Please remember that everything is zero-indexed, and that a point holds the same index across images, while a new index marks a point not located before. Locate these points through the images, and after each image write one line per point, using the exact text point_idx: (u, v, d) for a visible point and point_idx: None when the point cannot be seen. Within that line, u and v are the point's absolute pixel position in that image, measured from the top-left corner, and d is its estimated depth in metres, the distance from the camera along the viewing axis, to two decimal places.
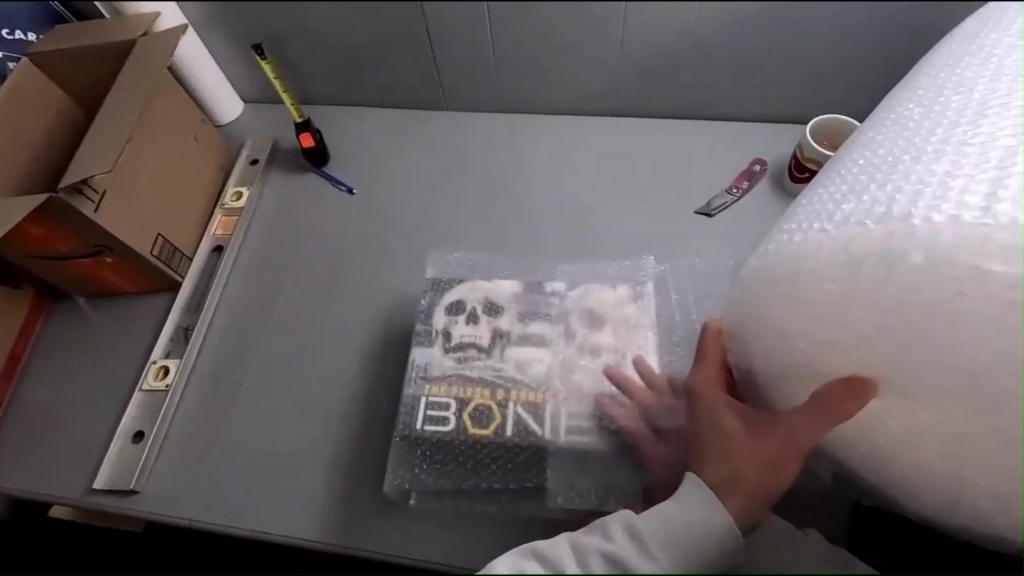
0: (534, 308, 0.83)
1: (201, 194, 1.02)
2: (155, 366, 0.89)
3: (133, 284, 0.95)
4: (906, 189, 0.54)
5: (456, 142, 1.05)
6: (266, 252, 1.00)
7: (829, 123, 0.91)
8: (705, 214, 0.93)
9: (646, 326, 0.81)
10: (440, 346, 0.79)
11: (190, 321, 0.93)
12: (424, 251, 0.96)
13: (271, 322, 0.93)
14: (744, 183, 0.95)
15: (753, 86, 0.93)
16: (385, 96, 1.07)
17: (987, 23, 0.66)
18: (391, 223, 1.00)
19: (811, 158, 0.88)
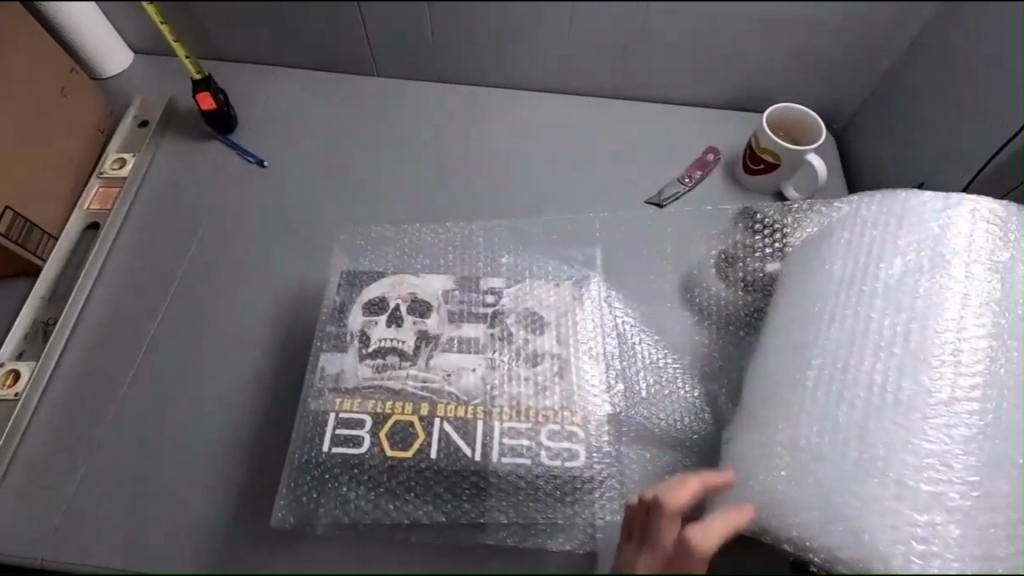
0: (467, 307, 0.64)
1: (70, 159, 0.85)
2: (1, 370, 0.72)
3: None
4: (894, 437, 0.45)
5: (399, 108, 0.96)
6: (153, 230, 0.85)
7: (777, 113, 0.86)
8: (657, 204, 0.89)
9: (594, 321, 0.63)
10: (355, 349, 0.60)
11: (52, 314, 0.76)
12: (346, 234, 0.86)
13: (157, 316, 0.78)
14: (698, 173, 0.92)
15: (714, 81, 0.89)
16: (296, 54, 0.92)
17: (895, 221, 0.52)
18: (312, 199, 0.89)
19: (767, 148, 0.83)
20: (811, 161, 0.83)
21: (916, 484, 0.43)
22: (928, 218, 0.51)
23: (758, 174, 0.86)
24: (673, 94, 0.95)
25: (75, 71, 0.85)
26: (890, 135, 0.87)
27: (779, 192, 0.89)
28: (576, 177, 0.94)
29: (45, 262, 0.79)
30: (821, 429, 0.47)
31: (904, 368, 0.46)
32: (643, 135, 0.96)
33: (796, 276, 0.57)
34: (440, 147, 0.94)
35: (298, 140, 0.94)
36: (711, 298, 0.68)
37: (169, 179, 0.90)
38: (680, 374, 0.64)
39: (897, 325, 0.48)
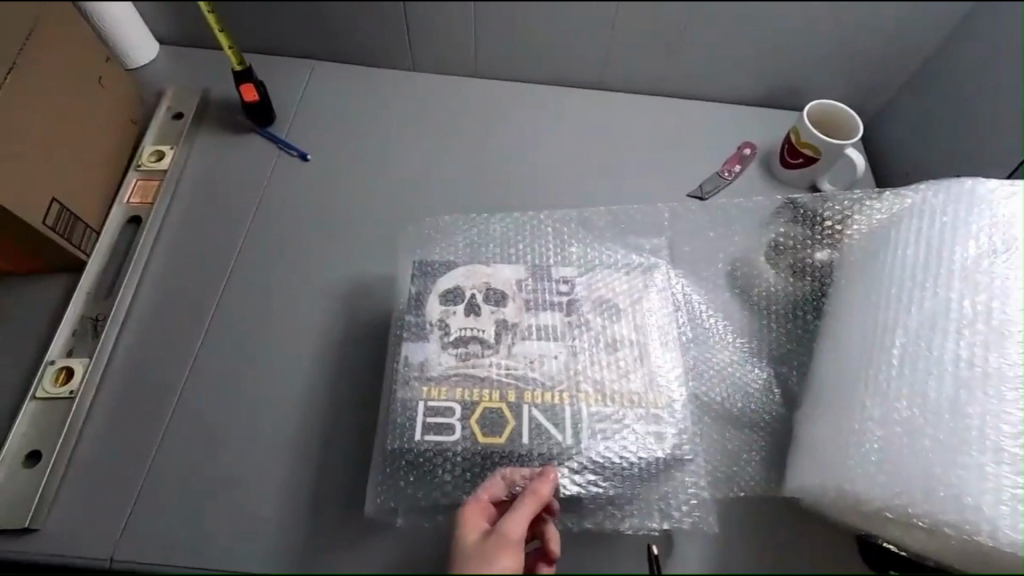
0: (542, 296, 0.64)
1: (109, 152, 0.83)
2: (53, 367, 0.70)
3: (19, 264, 0.74)
4: (979, 410, 0.47)
5: (440, 105, 0.97)
6: (196, 224, 0.83)
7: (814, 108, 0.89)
8: (698, 196, 0.91)
9: (665, 308, 0.65)
10: (437, 338, 0.60)
11: (100, 309, 0.74)
12: (395, 227, 0.86)
13: (209, 311, 0.76)
14: (736, 167, 0.94)
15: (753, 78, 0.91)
16: (335, 48, 0.91)
17: (963, 204, 0.54)
18: (357, 193, 0.88)
19: (806, 143, 0.87)
20: (849, 155, 0.87)
21: (1008, 449, 0.46)
22: (993, 202, 0.54)
23: (796, 168, 0.89)
24: (709, 90, 0.98)
25: (111, 61, 0.83)
26: (916, 131, 0.92)
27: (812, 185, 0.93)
28: (617, 171, 0.95)
29: (89, 258, 0.77)
30: (910, 404, 0.49)
31: (989, 345, 0.49)
32: (679, 131, 0.98)
33: (862, 260, 0.59)
34: (481, 143, 0.96)
35: (339, 134, 0.94)
36: (767, 283, 0.69)
37: (208, 172, 0.88)
38: (748, 356, 0.66)
39: (978, 304, 0.50)
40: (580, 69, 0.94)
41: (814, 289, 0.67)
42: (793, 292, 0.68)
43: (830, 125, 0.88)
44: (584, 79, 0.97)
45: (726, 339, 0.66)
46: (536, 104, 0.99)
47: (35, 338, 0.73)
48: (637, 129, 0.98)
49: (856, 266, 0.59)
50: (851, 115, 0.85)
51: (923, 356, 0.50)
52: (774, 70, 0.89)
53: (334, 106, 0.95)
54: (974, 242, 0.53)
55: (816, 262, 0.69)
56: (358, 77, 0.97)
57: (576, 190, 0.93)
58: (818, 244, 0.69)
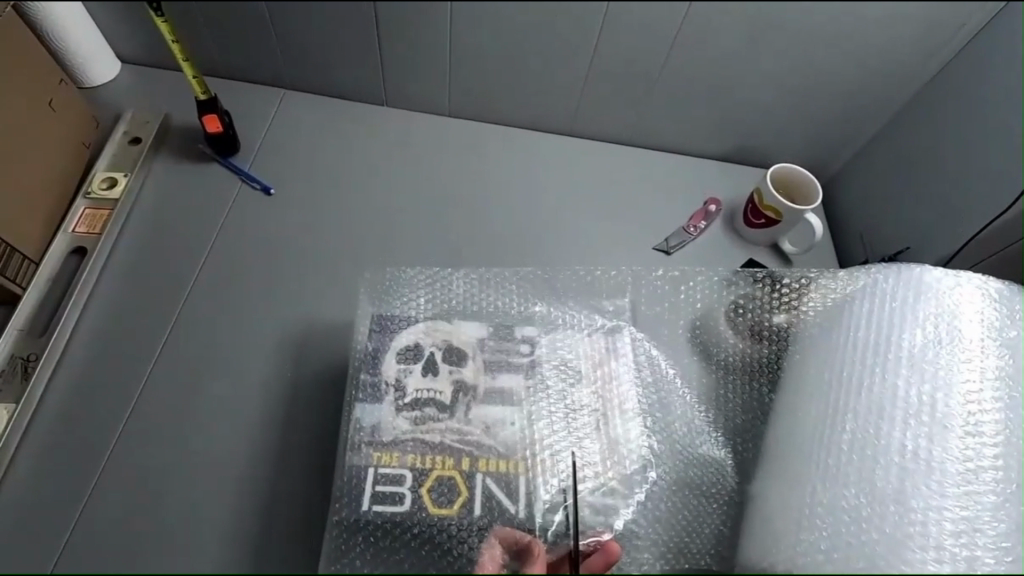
0: (503, 357, 0.63)
1: (57, 178, 0.79)
2: None
3: None
4: (923, 501, 0.50)
5: (411, 143, 0.96)
6: (147, 257, 0.79)
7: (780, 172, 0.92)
8: (664, 250, 0.92)
9: (627, 375, 0.65)
10: (391, 400, 0.59)
11: (33, 349, 0.70)
12: (357, 268, 0.84)
13: (152, 351, 0.73)
14: (701, 223, 0.95)
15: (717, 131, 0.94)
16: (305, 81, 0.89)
17: (912, 291, 0.57)
18: (319, 231, 0.86)
19: (768, 204, 0.89)
20: (809, 220, 0.89)
21: (955, 543, 0.49)
22: (940, 291, 0.56)
23: (759, 229, 0.91)
24: (680, 142, 0.99)
25: (65, 82, 0.79)
26: (875, 196, 0.95)
27: (774, 245, 0.95)
28: (586, 222, 0.95)
29: (25, 291, 0.72)
30: (859, 491, 0.52)
31: (933, 437, 0.52)
32: (650, 183, 0.99)
33: (816, 339, 0.60)
34: (451, 185, 0.95)
35: (305, 169, 0.91)
36: (726, 344, 0.69)
37: (164, 201, 0.84)
38: (703, 424, 0.65)
39: (924, 394, 0.53)
40: (557, 115, 0.95)
41: (772, 355, 0.68)
42: (749, 356, 0.68)
43: (792, 188, 0.91)
44: (560, 125, 0.97)
45: (685, 404, 0.66)
46: (510, 147, 0.99)
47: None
48: (609, 179, 0.99)
49: (811, 341, 0.61)
50: (811, 181, 0.88)
51: (871, 444, 0.53)
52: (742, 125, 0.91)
53: (301, 139, 0.93)
54: (923, 331, 0.55)
55: (771, 325, 0.69)
56: (329, 108, 0.95)
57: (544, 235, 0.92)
58: (775, 307, 0.70)
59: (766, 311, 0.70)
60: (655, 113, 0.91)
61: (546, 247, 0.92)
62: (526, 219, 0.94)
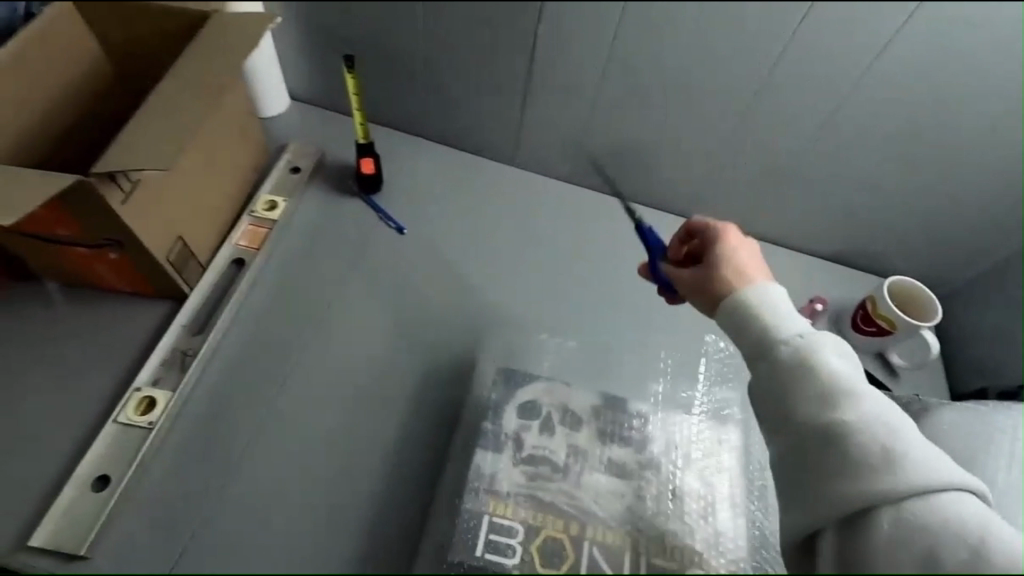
0: (615, 428, 0.66)
1: (230, 196, 0.89)
2: (137, 395, 0.74)
3: (129, 285, 0.81)
4: None
5: (535, 199, 1.00)
6: (293, 276, 0.88)
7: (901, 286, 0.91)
8: None
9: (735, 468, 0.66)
10: (510, 452, 0.62)
11: (190, 345, 0.79)
12: (473, 309, 0.88)
13: (286, 363, 0.80)
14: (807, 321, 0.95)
15: (831, 223, 0.96)
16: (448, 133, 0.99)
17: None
18: (441, 268, 0.92)
19: (882, 314, 0.89)
20: (925, 337, 0.88)
21: None
22: None
23: (870, 336, 0.90)
24: (795, 235, 1.01)
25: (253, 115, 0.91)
26: (1002, 321, 0.91)
27: (881, 354, 0.94)
28: None
29: (191, 293, 0.82)
30: None
31: None
32: None
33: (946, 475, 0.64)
34: (563, 243, 0.97)
35: (434, 211, 0.98)
36: None
37: (312, 227, 0.93)
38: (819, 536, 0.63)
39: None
40: (682, 193, 0.99)
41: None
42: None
43: (911, 302, 0.90)
44: (677, 202, 1.01)
45: None
46: (623, 217, 1.01)
47: (124, 361, 0.78)
48: None
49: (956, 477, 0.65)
50: (931, 300, 0.87)
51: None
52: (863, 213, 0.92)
53: (435, 182, 1.00)
54: None
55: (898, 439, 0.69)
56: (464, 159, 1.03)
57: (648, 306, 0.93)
58: None
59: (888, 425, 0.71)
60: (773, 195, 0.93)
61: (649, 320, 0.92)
62: (625, 285, 0.94)
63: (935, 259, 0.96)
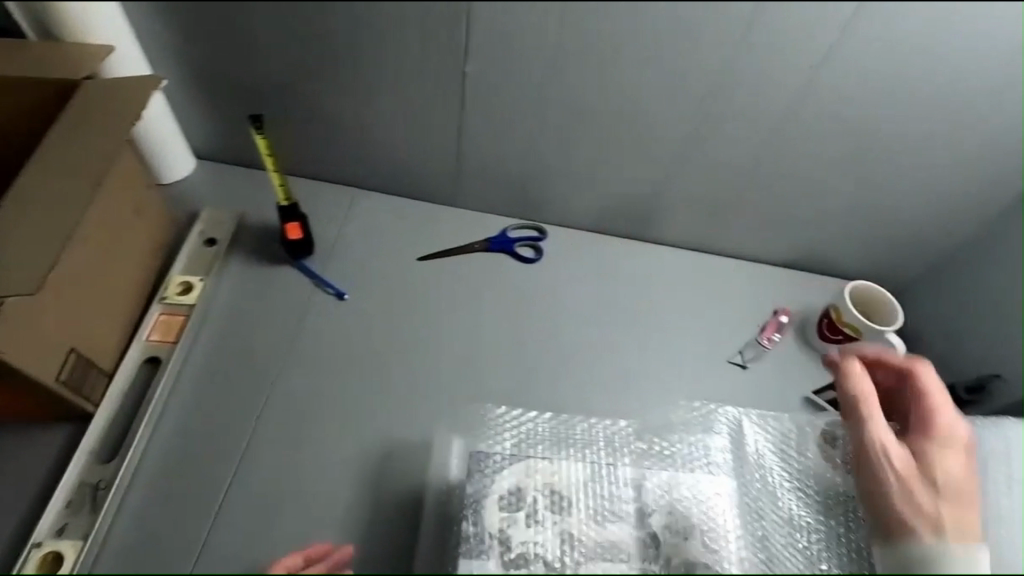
0: (607, 503, 0.60)
1: (134, 284, 0.77)
2: (40, 550, 0.63)
3: (22, 412, 0.70)
4: None
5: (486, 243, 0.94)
6: (222, 367, 0.77)
7: (863, 290, 0.91)
8: (739, 365, 0.91)
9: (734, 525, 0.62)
10: (496, 556, 0.55)
11: (101, 475, 0.68)
12: (437, 375, 0.81)
13: (224, 474, 0.70)
14: (774, 336, 0.93)
15: (784, 233, 0.96)
16: (385, 180, 0.91)
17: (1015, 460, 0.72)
18: (395, 331, 0.84)
19: (847, 322, 0.90)
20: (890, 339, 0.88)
21: None
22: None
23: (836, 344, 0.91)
24: (753, 248, 1.00)
25: (152, 187, 0.79)
26: (957, 315, 0.93)
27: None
28: (664, 330, 0.93)
29: (96, 410, 0.71)
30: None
31: None
32: (725, 289, 0.99)
33: None
34: (524, 287, 0.92)
35: (379, 270, 0.89)
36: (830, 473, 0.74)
37: (239, 305, 0.82)
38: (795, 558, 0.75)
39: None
40: (637, 218, 0.96)
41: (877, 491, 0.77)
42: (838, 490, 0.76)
43: (869, 304, 0.92)
44: (632, 228, 0.98)
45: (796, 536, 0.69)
46: (581, 250, 0.97)
47: (26, 503, 0.67)
48: (684, 284, 0.98)
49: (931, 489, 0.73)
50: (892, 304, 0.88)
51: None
52: (813, 219, 0.92)
53: (376, 235, 0.91)
54: None
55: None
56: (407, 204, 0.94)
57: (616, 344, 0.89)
58: None
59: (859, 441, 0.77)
60: (725, 210, 0.92)
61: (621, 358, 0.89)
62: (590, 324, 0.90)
63: (889, 256, 0.97)
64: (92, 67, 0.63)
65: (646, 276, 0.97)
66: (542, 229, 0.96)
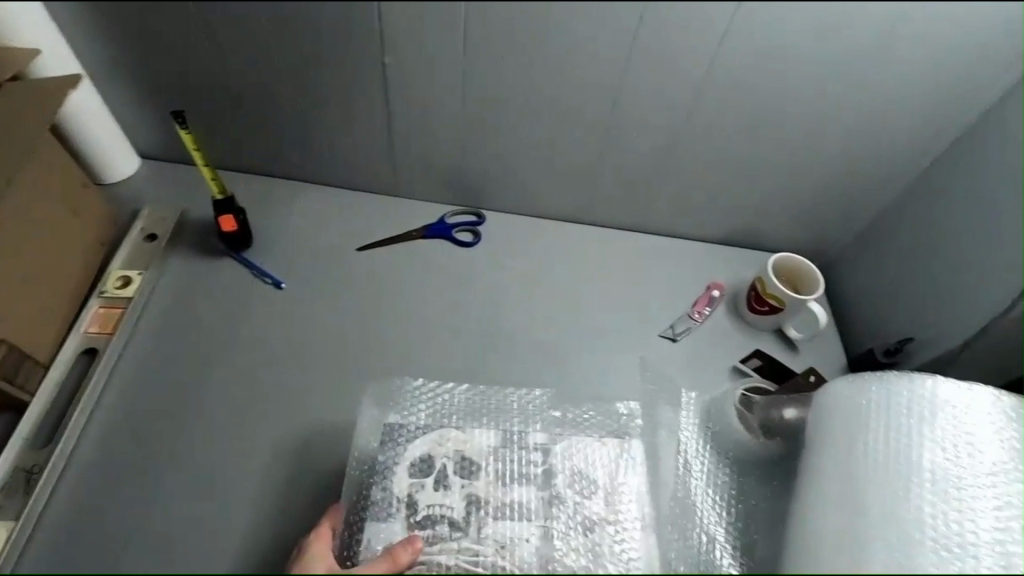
0: (514, 467, 0.62)
1: (71, 278, 0.80)
2: None
3: None
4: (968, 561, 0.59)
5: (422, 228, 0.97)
6: (160, 355, 0.80)
7: (785, 261, 0.94)
8: (671, 338, 0.93)
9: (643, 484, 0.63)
10: (401, 517, 0.58)
11: (37, 460, 0.71)
12: (369, 357, 0.84)
13: (159, 455, 0.73)
14: (706, 309, 0.96)
15: (714, 209, 0.98)
16: (320, 171, 0.93)
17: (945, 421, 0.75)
18: (331, 317, 0.86)
19: (772, 293, 0.92)
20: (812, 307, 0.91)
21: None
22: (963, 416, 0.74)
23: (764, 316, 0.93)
24: (686, 225, 1.02)
25: (86, 185, 0.81)
26: (881, 283, 0.96)
27: (778, 330, 0.97)
28: (598, 307, 0.96)
29: (32, 399, 0.74)
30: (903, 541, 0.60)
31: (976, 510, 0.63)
32: (659, 266, 1.01)
33: None
34: (459, 270, 0.95)
35: (316, 259, 0.92)
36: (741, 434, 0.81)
37: (179, 298, 0.85)
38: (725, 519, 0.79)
39: (946, 526, 0.61)
40: (569, 201, 0.98)
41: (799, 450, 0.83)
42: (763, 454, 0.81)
43: (796, 275, 0.94)
44: (567, 210, 1.00)
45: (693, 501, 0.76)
46: (517, 233, 1.00)
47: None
48: (619, 262, 1.00)
49: None
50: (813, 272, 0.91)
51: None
52: (739, 195, 0.95)
53: (314, 225, 0.94)
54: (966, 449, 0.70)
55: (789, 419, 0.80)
56: (343, 194, 0.97)
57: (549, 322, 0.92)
58: (788, 404, 0.84)
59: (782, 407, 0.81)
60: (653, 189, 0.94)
61: (554, 335, 0.92)
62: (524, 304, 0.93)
63: (817, 230, 1.00)
64: (18, 67, 0.68)
65: (581, 256, 1.00)
66: (480, 213, 0.99)
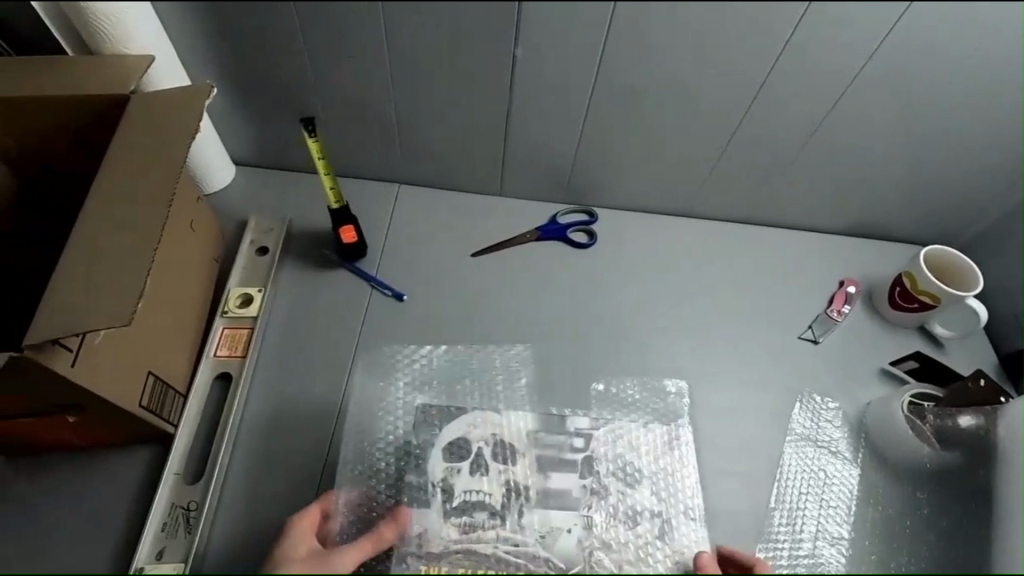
0: (555, 452, 0.67)
1: (199, 305, 0.84)
2: None
3: (92, 438, 0.75)
4: None
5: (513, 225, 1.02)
6: (286, 367, 0.86)
7: (939, 253, 0.91)
8: (813, 340, 0.94)
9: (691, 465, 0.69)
10: (439, 505, 0.62)
11: (190, 498, 0.75)
12: (475, 335, 0.92)
13: (300, 464, 0.79)
14: (844, 307, 0.97)
15: (803, 180, 0.95)
16: (416, 173, 1.00)
17: None
18: (444, 310, 0.93)
19: (925, 290, 0.90)
20: (969, 304, 0.89)
21: None
22: None
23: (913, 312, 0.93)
24: (769, 208, 1.02)
25: (201, 201, 0.84)
26: None
27: (923, 326, 0.97)
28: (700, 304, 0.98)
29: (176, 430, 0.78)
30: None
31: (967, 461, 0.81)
32: (767, 261, 1.02)
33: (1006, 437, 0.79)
34: (558, 269, 0.99)
35: (426, 269, 0.96)
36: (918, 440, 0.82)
37: (298, 307, 0.91)
38: (816, 541, 0.79)
39: None
40: (650, 189, 1.00)
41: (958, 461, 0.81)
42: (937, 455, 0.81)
43: (952, 271, 0.91)
44: (648, 200, 1.02)
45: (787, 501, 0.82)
46: (611, 237, 1.02)
47: (120, 513, 0.75)
48: (711, 256, 1.02)
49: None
50: (973, 268, 0.88)
51: None
52: (833, 162, 0.92)
53: (425, 231, 1.00)
54: None
55: (961, 427, 0.81)
56: (433, 200, 1.02)
57: (645, 322, 0.95)
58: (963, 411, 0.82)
59: (951, 417, 0.82)
60: (740, 166, 0.93)
61: (650, 334, 0.95)
62: (628, 307, 0.96)
63: (915, 191, 0.96)
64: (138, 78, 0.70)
65: (666, 258, 1.01)
66: (592, 212, 1.03)
